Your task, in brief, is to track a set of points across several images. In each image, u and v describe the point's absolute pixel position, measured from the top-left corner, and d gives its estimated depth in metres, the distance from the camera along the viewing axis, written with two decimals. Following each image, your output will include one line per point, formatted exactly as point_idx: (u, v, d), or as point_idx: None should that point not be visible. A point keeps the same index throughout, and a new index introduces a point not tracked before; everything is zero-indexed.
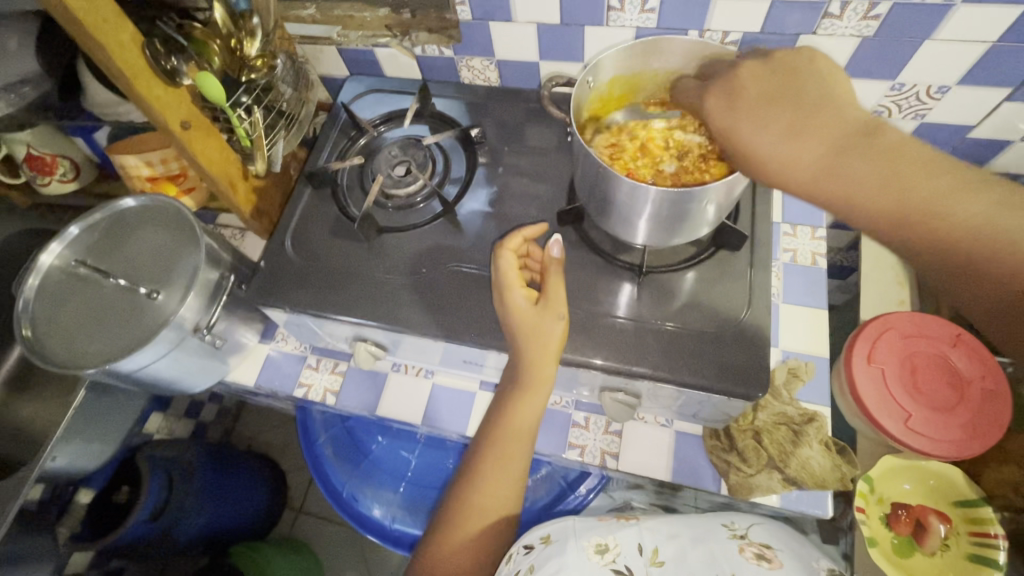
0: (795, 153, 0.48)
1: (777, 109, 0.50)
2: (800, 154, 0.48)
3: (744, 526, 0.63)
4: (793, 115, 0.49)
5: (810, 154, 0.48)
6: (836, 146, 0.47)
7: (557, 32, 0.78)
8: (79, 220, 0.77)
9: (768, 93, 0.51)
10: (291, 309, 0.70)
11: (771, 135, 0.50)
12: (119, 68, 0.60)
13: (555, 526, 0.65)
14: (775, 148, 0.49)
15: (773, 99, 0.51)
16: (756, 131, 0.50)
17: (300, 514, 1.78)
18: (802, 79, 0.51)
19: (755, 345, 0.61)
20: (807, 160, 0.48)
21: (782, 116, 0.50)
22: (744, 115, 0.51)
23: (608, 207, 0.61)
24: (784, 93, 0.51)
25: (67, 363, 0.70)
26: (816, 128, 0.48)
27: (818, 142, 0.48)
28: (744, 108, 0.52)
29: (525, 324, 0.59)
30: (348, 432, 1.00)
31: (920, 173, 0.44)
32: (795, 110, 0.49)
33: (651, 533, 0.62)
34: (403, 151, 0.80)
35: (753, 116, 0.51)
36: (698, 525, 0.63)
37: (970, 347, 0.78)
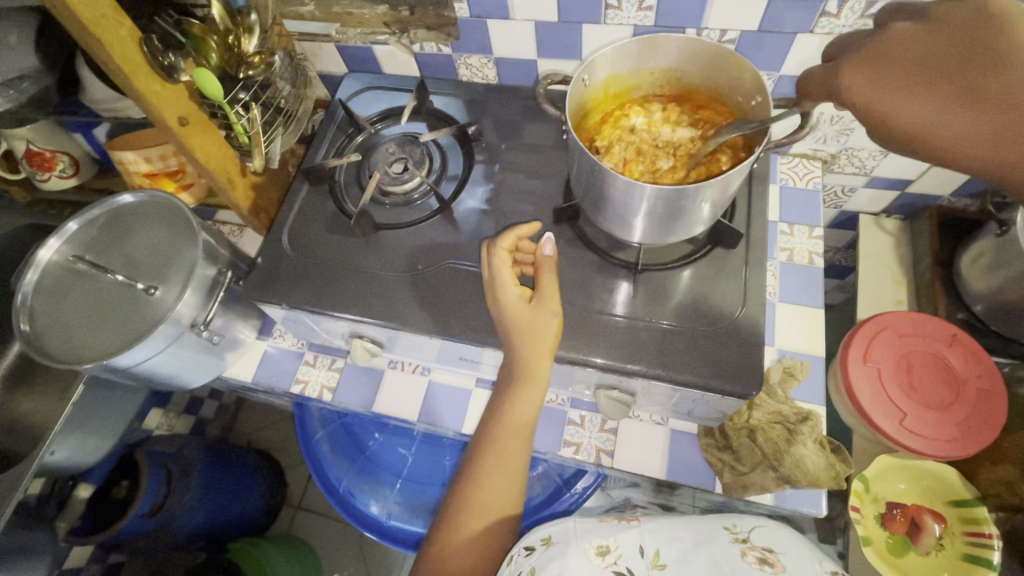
0: (974, 133, 0.43)
1: (949, 80, 0.44)
2: (977, 135, 0.43)
3: (746, 528, 0.60)
4: (970, 87, 0.43)
5: (987, 130, 0.42)
6: (1002, 119, 0.42)
7: (555, 30, 0.78)
8: (77, 216, 0.77)
9: (922, 58, 0.46)
10: (289, 306, 0.70)
11: (941, 109, 0.44)
12: (117, 64, 0.59)
13: (555, 527, 0.65)
14: (942, 123, 0.44)
15: (923, 68, 0.46)
16: (922, 106, 0.45)
17: (299, 510, 1.78)
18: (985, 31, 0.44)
19: (749, 343, 0.61)
20: (984, 139, 0.43)
21: (940, 91, 0.44)
22: (901, 88, 0.46)
23: (604, 205, 0.61)
24: (958, 56, 0.44)
25: (65, 358, 0.70)
26: (978, 103, 0.43)
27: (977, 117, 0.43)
28: (907, 75, 0.46)
29: (518, 323, 0.59)
30: (346, 428, 1.00)
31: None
32: (961, 79, 0.44)
33: (652, 534, 0.61)
34: (400, 148, 0.80)
35: (911, 91, 0.46)
36: (699, 529, 0.61)
37: (966, 346, 0.78)
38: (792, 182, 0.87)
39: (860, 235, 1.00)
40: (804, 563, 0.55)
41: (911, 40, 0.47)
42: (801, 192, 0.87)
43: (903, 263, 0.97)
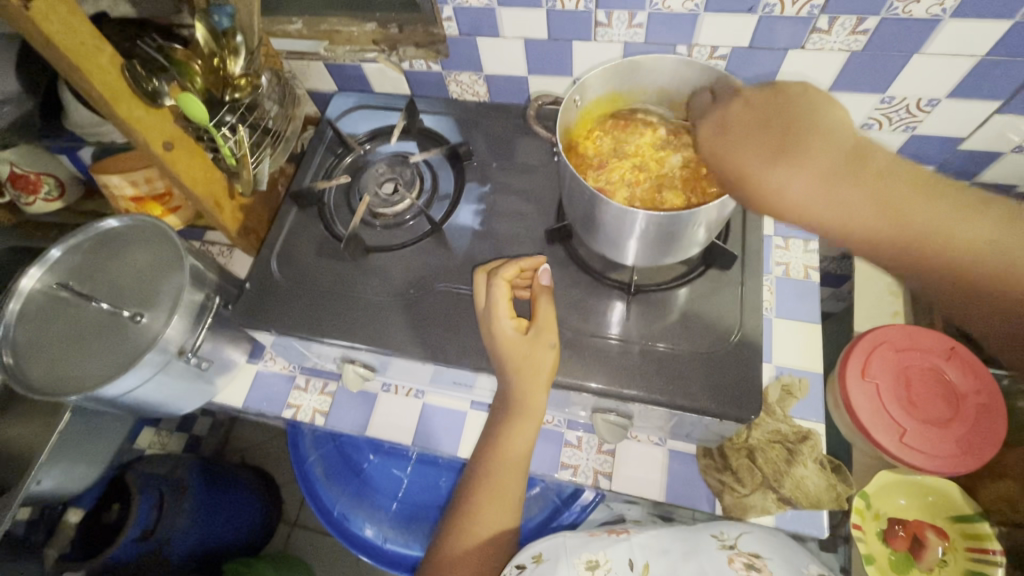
0: (814, 195, 0.49)
1: (789, 153, 0.50)
2: (815, 193, 0.49)
3: (733, 535, 0.60)
4: (799, 156, 0.50)
5: (823, 198, 0.48)
6: (840, 184, 0.48)
7: (546, 47, 0.77)
8: (60, 242, 0.75)
9: (762, 121, 0.52)
10: (277, 332, 0.69)
11: (805, 185, 0.49)
12: (97, 90, 0.58)
13: (546, 543, 0.63)
14: (798, 195, 0.49)
15: (799, 137, 0.51)
16: (785, 178, 0.50)
17: (295, 528, 1.77)
18: (780, 130, 0.51)
19: (747, 366, 0.60)
20: (823, 205, 0.49)
21: (766, 126, 0.52)
22: (758, 153, 0.52)
23: (598, 230, 0.59)
24: (792, 133, 0.51)
25: (49, 390, 0.68)
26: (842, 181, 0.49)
27: (821, 174, 0.49)
28: (755, 148, 0.52)
29: (515, 355, 0.58)
30: (340, 450, 0.99)
31: (845, 199, 0.48)
32: (822, 147, 0.49)
33: (641, 548, 0.59)
34: (391, 169, 0.78)
35: (755, 160, 0.52)
36: (689, 539, 0.60)
37: (964, 360, 0.77)
38: None
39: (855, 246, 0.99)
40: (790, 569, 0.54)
41: (777, 114, 0.52)
42: None
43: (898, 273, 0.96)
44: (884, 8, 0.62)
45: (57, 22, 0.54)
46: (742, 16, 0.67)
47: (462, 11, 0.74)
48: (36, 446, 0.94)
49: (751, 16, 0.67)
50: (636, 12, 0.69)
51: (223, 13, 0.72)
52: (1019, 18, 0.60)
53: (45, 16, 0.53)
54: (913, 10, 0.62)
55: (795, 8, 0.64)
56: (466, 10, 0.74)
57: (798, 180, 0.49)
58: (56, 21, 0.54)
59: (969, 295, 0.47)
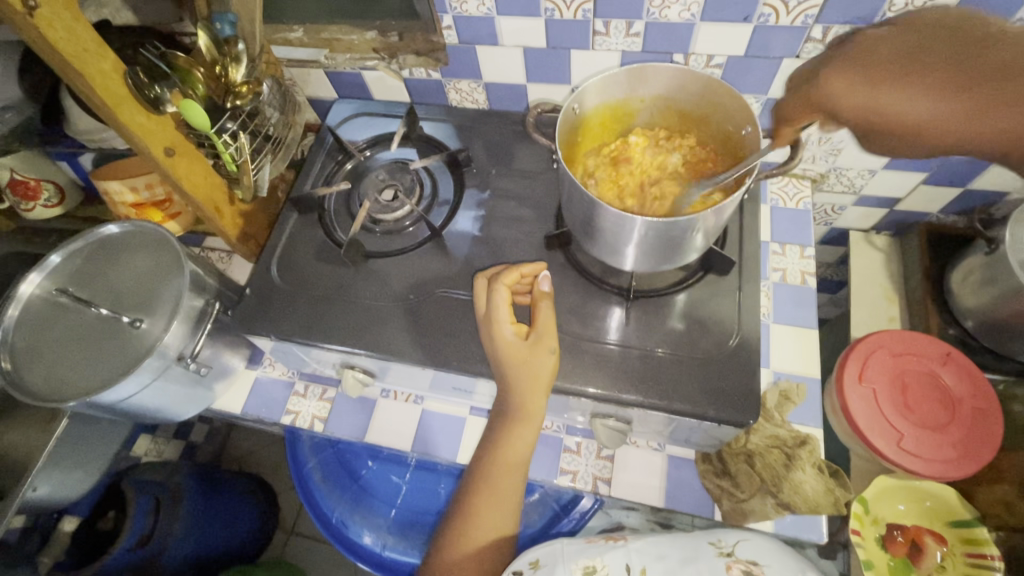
0: (929, 104, 0.51)
1: (912, 74, 0.52)
2: (931, 103, 0.50)
3: (731, 541, 0.61)
4: (918, 73, 0.51)
5: (940, 108, 0.50)
6: (972, 86, 0.48)
7: (544, 56, 0.78)
8: (60, 248, 0.76)
9: (904, 53, 0.53)
10: (277, 337, 0.69)
11: (923, 99, 0.51)
12: (99, 97, 0.59)
13: (543, 548, 0.63)
14: (917, 110, 0.51)
15: (930, 58, 0.51)
16: (916, 102, 0.51)
17: (292, 535, 1.75)
18: (939, 43, 0.52)
19: (745, 370, 0.61)
20: (939, 115, 0.50)
21: (927, 56, 0.51)
22: (894, 81, 0.53)
23: (597, 236, 0.60)
24: (927, 53, 0.52)
25: (48, 395, 0.68)
26: (964, 83, 0.48)
27: (935, 85, 0.50)
28: (899, 72, 0.53)
29: (515, 361, 0.59)
30: (338, 456, 0.98)
31: (942, 109, 0.50)
32: (943, 61, 0.50)
33: (639, 554, 0.60)
34: (390, 175, 0.79)
35: (888, 90, 0.53)
36: (684, 546, 0.61)
37: (960, 364, 0.78)
38: (782, 202, 0.87)
39: (852, 252, 1.00)
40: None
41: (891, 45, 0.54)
42: (791, 212, 0.87)
43: (894, 279, 0.97)
44: (877, 18, 0.64)
45: (61, 29, 0.54)
46: (738, 25, 0.68)
47: (462, 19, 0.75)
48: (33, 453, 0.94)
49: (746, 25, 0.68)
50: (633, 21, 0.70)
51: (226, 21, 0.72)
52: (1009, 28, 0.61)
53: (49, 23, 0.53)
54: None
55: (790, 18, 0.66)
56: (465, 18, 0.75)
57: (925, 92, 0.51)
58: (60, 27, 0.54)
59: None
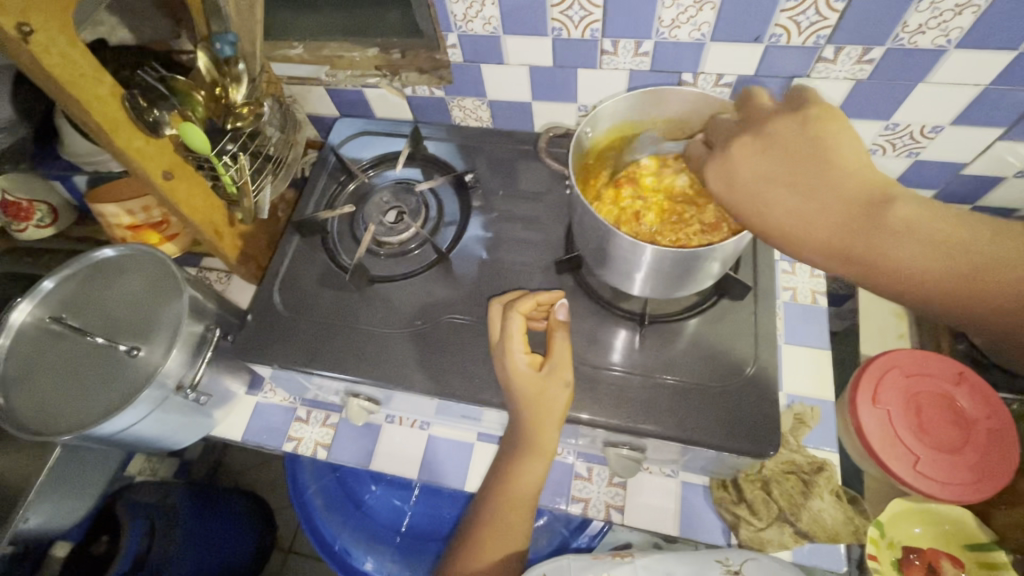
0: (788, 211, 0.45)
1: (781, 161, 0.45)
2: (793, 209, 0.45)
3: (738, 560, 0.58)
4: (793, 174, 0.44)
5: (827, 222, 0.43)
6: (858, 229, 0.42)
7: (551, 74, 0.77)
8: (54, 273, 0.73)
9: (788, 156, 0.45)
10: (280, 366, 0.67)
11: (791, 211, 0.45)
12: (96, 122, 0.57)
13: (548, 565, 0.61)
14: (790, 220, 0.45)
15: (801, 163, 0.44)
16: (788, 205, 0.45)
17: (290, 555, 1.72)
18: (796, 165, 0.45)
19: (762, 399, 0.59)
20: (827, 231, 0.43)
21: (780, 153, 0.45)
22: (778, 185, 0.45)
23: (611, 263, 0.58)
24: (807, 167, 0.44)
25: (40, 428, 0.66)
26: (839, 208, 0.43)
27: (826, 208, 0.43)
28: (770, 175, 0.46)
29: (529, 392, 0.57)
30: (340, 481, 0.96)
31: (821, 227, 0.43)
32: (823, 180, 0.43)
33: (645, 573, 0.57)
34: (395, 197, 0.77)
35: (764, 191, 0.46)
36: (692, 560, 0.59)
37: (973, 384, 0.77)
38: None
39: None
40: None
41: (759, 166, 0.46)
42: None
43: None
44: (890, 38, 0.63)
45: (56, 54, 0.52)
46: (748, 45, 0.67)
47: (467, 38, 0.74)
48: (25, 482, 0.91)
49: (757, 45, 0.67)
50: (642, 41, 0.69)
51: (224, 41, 0.69)
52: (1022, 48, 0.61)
53: (45, 48, 0.51)
54: (919, 41, 0.62)
55: (802, 38, 0.65)
56: (470, 37, 0.73)
57: (892, 240, 0.41)
58: (56, 53, 0.52)
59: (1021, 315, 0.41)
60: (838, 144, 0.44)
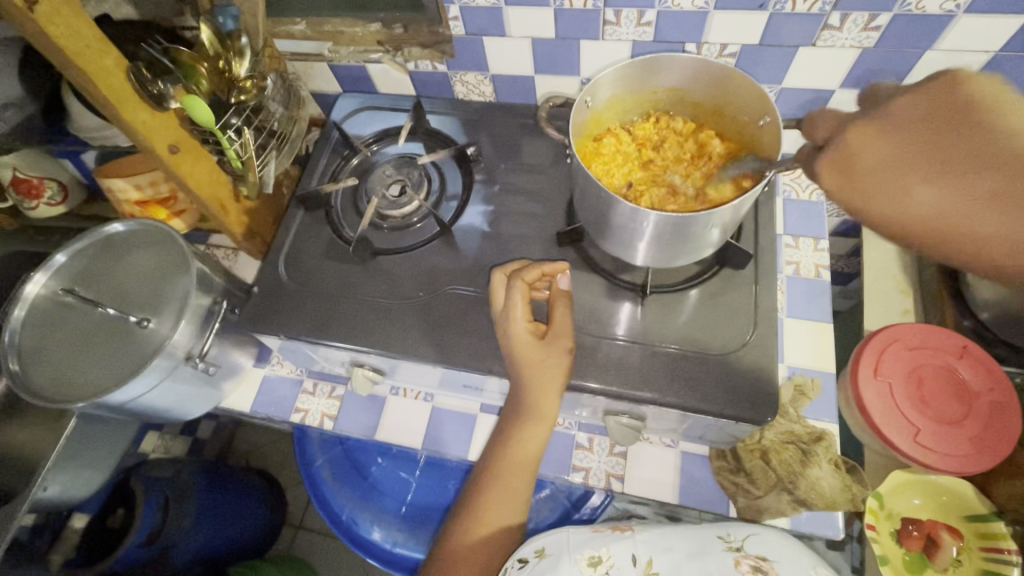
0: (951, 213, 0.39)
1: (931, 164, 0.41)
2: (958, 214, 0.39)
3: (740, 537, 0.58)
4: (947, 164, 0.40)
5: (980, 216, 0.39)
6: (1010, 200, 0.38)
7: (553, 46, 0.76)
8: (65, 247, 0.75)
9: (905, 148, 0.42)
10: (286, 336, 0.68)
11: (938, 202, 0.40)
12: (102, 93, 0.57)
13: (550, 538, 0.62)
14: (931, 208, 0.40)
15: (933, 151, 0.41)
16: (926, 205, 0.40)
17: (300, 530, 1.76)
18: (928, 141, 0.41)
19: (761, 368, 0.60)
20: (980, 222, 0.39)
21: (902, 141, 0.42)
22: (894, 175, 0.42)
23: (608, 231, 0.59)
24: (944, 147, 0.41)
25: (56, 397, 0.68)
26: (1010, 200, 0.38)
27: (977, 196, 0.39)
28: (881, 166, 0.42)
29: (530, 360, 0.58)
30: (347, 453, 0.98)
31: (957, 211, 0.39)
32: (970, 158, 0.39)
33: (647, 544, 0.58)
34: (398, 170, 0.78)
35: (879, 179, 0.42)
36: (693, 538, 0.58)
37: (976, 357, 0.76)
38: (795, 194, 0.85)
39: (864, 243, 0.98)
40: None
41: (961, 136, 0.40)
42: (805, 204, 0.85)
43: (908, 271, 0.96)
44: (897, 3, 0.62)
45: (61, 24, 0.53)
46: (753, 13, 0.66)
47: (469, 10, 0.73)
48: (42, 452, 0.93)
49: (761, 13, 0.66)
50: (645, 10, 0.68)
51: (228, 14, 0.72)
52: None
53: (50, 18, 0.52)
54: (926, 6, 0.61)
55: (807, 5, 0.64)
56: (472, 9, 0.73)
57: (958, 207, 0.39)
58: (60, 23, 0.53)
59: None
60: (1002, 113, 0.40)
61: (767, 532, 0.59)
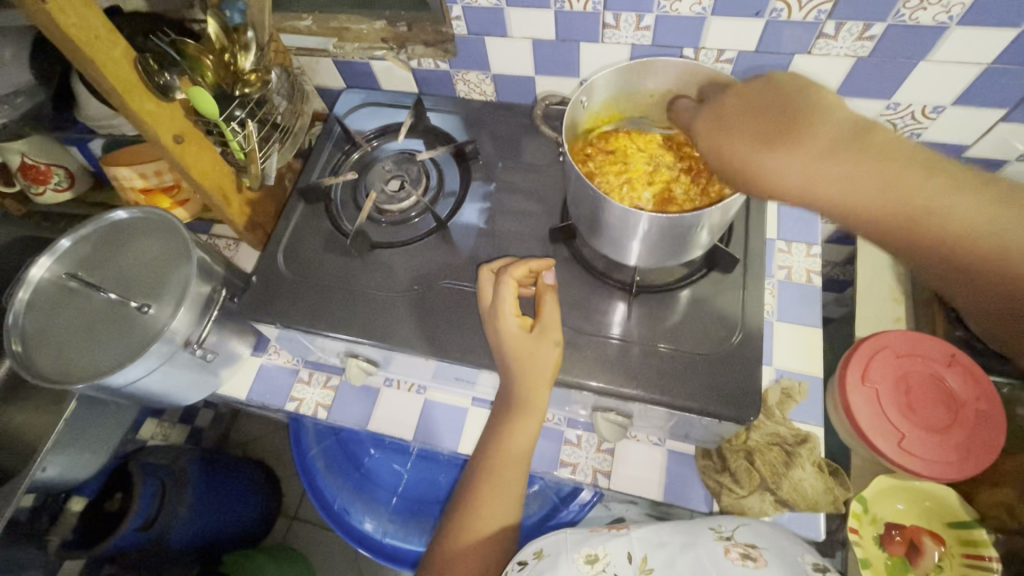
0: (787, 167, 0.48)
1: (785, 136, 0.48)
2: (792, 170, 0.47)
3: (730, 528, 0.59)
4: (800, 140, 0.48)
5: (795, 178, 0.47)
6: (833, 165, 0.46)
7: (554, 48, 0.78)
8: (70, 232, 0.76)
9: (763, 119, 0.51)
10: (282, 325, 0.70)
11: (799, 167, 0.47)
12: (110, 83, 0.59)
13: (548, 539, 0.61)
14: (786, 172, 0.47)
15: (779, 123, 0.50)
16: (777, 162, 0.48)
17: (294, 521, 1.77)
18: (778, 111, 0.50)
19: (747, 368, 0.61)
20: (798, 182, 0.47)
21: (762, 125, 0.50)
22: (761, 143, 0.49)
23: (602, 230, 0.60)
24: (804, 122, 0.48)
25: (57, 378, 0.69)
26: (864, 173, 0.45)
27: (808, 155, 0.47)
28: (761, 137, 0.50)
29: (519, 355, 0.59)
30: (342, 444, 1.00)
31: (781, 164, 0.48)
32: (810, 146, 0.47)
33: (641, 542, 0.57)
34: (397, 166, 0.80)
35: (744, 142, 0.51)
36: (685, 531, 0.58)
37: (964, 366, 0.78)
38: None
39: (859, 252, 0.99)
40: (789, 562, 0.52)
41: (780, 110, 0.50)
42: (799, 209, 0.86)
43: (902, 280, 0.96)
44: (892, 14, 0.63)
45: (73, 15, 0.54)
46: (750, 20, 0.67)
47: (471, 10, 0.75)
48: (42, 433, 0.95)
49: (758, 20, 0.67)
50: (644, 14, 0.70)
51: (235, 9, 0.73)
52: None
53: (62, 9, 0.54)
54: (921, 17, 0.62)
55: (803, 13, 0.65)
56: (474, 9, 0.74)
57: (788, 166, 0.47)
58: (72, 14, 0.54)
59: (953, 259, 0.45)
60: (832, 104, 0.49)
61: (760, 525, 0.59)
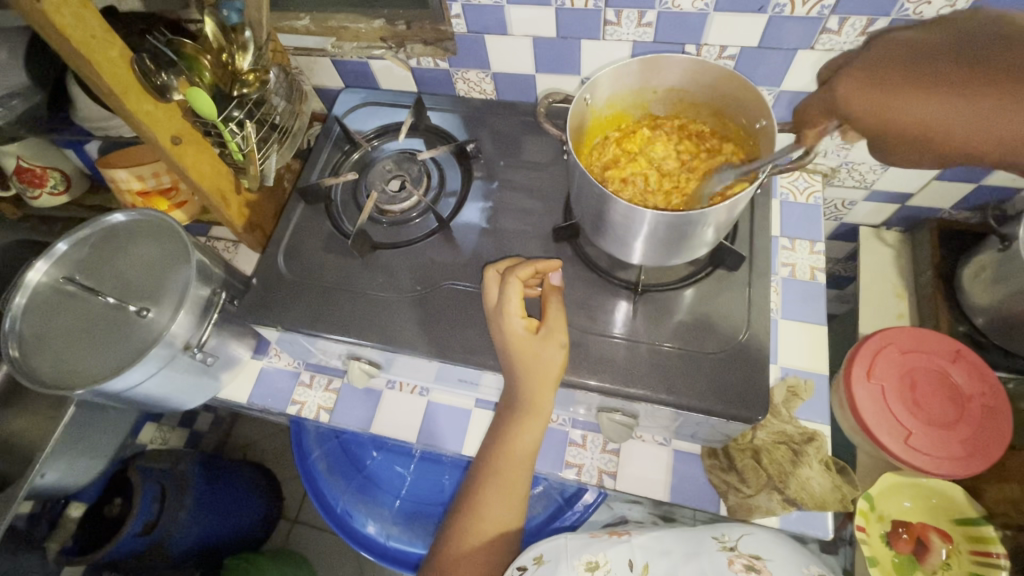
0: (941, 111, 0.47)
1: (947, 78, 0.47)
2: (949, 113, 0.46)
3: (734, 536, 0.57)
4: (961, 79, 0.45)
5: (958, 121, 0.45)
6: (1012, 102, 0.42)
7: (554, 46, 0.77)
8: (67, 236, 0.75)
9: (917, 68, 0.50)
10: (284, 327, 0.69)
11: (949, 106, 0.46)
12: (106, 83, 0.58)
13: (547, 543, 0.61)
14: (937, 116, 0.47)
15: (941, 67, 0.48)
16: (931, 109, 0.47)
17: (296, 524, 1.76)
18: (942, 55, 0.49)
19: (754, 367, 0.60)
20: (961, 125, 0.45)
21: (919, 71, 0.50)
22: (908, 90, 0.49)
23: (606, 228, 0.59)
24: (975, 57, 0.46)
25: (55, 383, 0.68)
26: (1000, 100, 0.43)
27: (958, 93, 0.45)
28: (914, 85, 0.49)
29: (525, 355, 0.58)
30: (343, 447, 0.99)
31: (936, 110, 0.47)
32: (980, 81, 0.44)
33: (642, 551, 0.57)
34: (398, 166, 0.79)
35: (887, 97, 0.51)
36: (687, 538, 0.58)
37: (969, 361, 0.77)
38: (793, 197, 0.86)
39: (861, 248, 0.99)
40: (791, 570, 0.52)
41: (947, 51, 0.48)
42: (802, 206, 0.86)
43: (904, 276, 0.96)
44: (895, 8, 0.62)
45: (69, 15, 0.54)
46: (752, 15, 0.67)
47: (471, 8, 0.74)
48: (41, 439, 0.94)
49: (760, 15, 0.67)
50: (646, 11, 0.69)
51: (232, 8, 0.71)
52: None
53: (58, 9, 0.53)
54: (925, 11, 0.62)
55: (806, 8, 0.64)
56: (474, 7, 0.74)
57: (941, 111, 0.46)
58: (67, 14, 0.54)
59: None
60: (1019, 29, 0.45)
61: (766, 531, 0.58)
